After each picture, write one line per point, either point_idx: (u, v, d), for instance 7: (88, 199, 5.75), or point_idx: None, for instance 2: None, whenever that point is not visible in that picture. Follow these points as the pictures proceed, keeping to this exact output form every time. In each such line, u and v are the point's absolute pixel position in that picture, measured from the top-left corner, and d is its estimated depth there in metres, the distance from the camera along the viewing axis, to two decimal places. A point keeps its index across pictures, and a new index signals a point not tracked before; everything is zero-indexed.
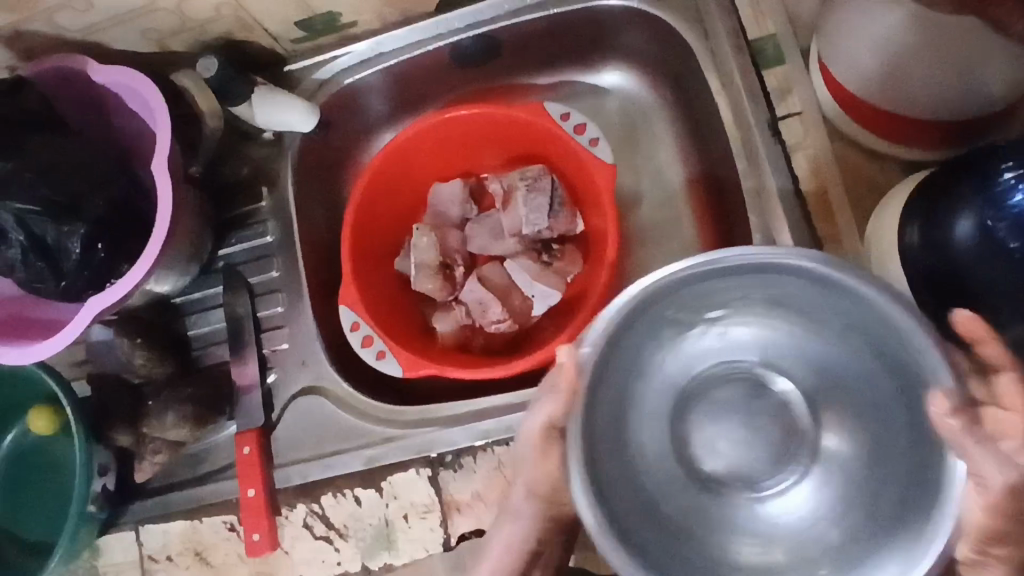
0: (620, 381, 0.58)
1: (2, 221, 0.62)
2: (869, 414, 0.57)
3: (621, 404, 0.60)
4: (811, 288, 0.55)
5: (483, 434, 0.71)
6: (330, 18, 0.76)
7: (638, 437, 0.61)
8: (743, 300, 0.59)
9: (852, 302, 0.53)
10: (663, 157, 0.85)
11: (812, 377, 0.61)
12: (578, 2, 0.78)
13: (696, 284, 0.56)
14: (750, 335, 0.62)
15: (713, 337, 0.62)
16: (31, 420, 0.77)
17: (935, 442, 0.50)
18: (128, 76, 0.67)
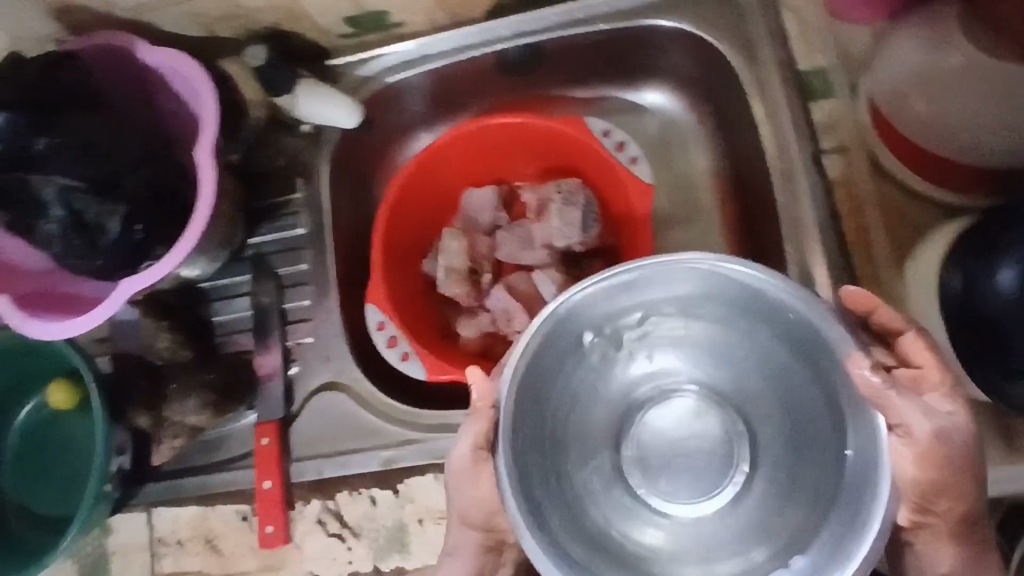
0: (546, 394, 0.62)
1: (42, 195, 0.61)
2: (799, 422, 0.61)
3: (557, 416, 0.63)
4: (718, 302, 0.60)
5: None
6: (380, 17, 0.76)
7: (576, 448, 0.65)
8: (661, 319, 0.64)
9: (763, 310, 0.57)
10: (699, 180, 0.85)
11: (737, 387, 0.65)
12: (627, 19, 0.78)
13: (609, 301, 0.61)
14: (673, 349, 0.67)
15: (640, 358, 0.67)
16: (50, 394, 0.78)
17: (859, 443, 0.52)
18: (178, 60, 0.67)
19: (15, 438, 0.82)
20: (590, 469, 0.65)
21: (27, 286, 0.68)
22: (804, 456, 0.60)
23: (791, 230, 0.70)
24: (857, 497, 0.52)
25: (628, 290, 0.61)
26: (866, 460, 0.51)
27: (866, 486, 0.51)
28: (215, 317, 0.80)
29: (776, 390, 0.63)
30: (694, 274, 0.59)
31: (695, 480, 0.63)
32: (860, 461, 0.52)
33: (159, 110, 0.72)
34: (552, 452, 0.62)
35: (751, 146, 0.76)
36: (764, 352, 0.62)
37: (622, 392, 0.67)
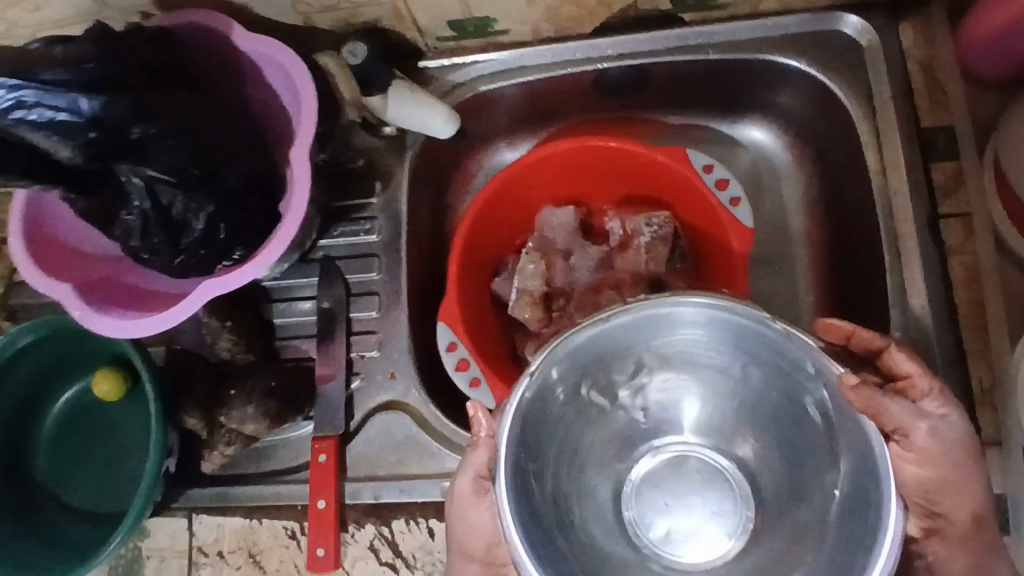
0: (546, 437, 0.61)
1: (128, 185, 0.57)
2: (799, 467, 0.63)
3: (564, 459, 0.64)
4: (717, 348, 0.61)
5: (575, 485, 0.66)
6: (485, 24, 0.72)
7: (578, 485, 0.66)
8: (653, 375, 0.65)
9: (766, 352, 0.58)
10: (791, 224, 0.81)
11: (732, 427, 0.68)
12: (741, 52, 0.73)
13: (604, 350, 0.61)
14: (673, 394, 0.67)
15: (638, 415, 0.69)
16: (94, 382, 0.73)
17: (866, 475, 0.52)
18: (273, 47, 0.62)
19: (52, 425, 0.78)
20: (594, 504, 0.67)
21: (89, 274, 0.64)
22: (801, 499, 0.62)
23: (899, 293, 0.67)
24: (864, 541, 0.52)
25: (626, 336, 0.60)
26: (869, 490, 0.52)
27: (870, 506, 0.51)
28: (277, 317, 0.76)
29: (774, 434, 0.65)
30: (693, 320, 0.58)
31: (695, 514, 0.68)
32: (864, 489, 0.53)
33: (248, 102, 0.67)
34: (556, 491, 0.62)
35: (860, 198, 0.72)
36: (766, 398, 0.63)
37: (620, 433, 0.69)
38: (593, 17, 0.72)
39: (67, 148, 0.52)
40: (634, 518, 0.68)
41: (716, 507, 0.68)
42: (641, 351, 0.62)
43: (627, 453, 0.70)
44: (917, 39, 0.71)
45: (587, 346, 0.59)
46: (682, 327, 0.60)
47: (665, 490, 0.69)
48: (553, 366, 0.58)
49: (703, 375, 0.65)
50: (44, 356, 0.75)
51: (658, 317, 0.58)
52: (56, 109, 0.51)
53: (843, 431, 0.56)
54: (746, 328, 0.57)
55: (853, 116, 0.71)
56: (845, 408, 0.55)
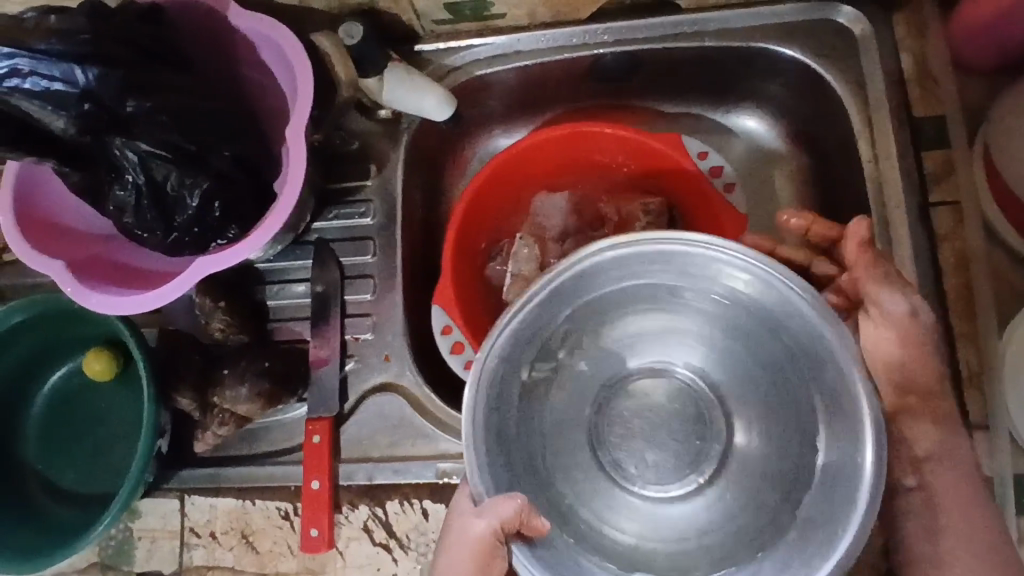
0: (509, 408, 0.58)
1: (121, 159, 0.57)
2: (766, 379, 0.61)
3: (529, 413, 0.61)
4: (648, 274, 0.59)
5: (551, 433, 0.64)
6: (481, 7, 0.72)
7: (548, 445, 0.63)
8: (591, 320, 0.62)
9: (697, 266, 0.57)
10: (783, 211, 0.82)
11: (686, 352, 0.66)
12: (736, 38, 0.73)
13: (534, 314, 0.58)
14: (618, 336, 0.65)
15: (590, 367, 0.66)
16: (85, 362, 0.73)
17: (837, 387, 0.53)
18: (266, 24, 0.62)
19: (42, 405, 0.77)
20: (579, 479, 0.63)
21: (81, 251, 0.64)
22: (781, 452, 0.60)
23: None
24: (847, 476, 0.52)
25: (554, 293, 0.58)
26: (846, 406, 0.53)
27: (845, 413, 0.52)
28: (271, 299, 0.76)
29: (741, 372, 0.63)
30: (629, 266, 0.58)
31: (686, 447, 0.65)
32: (837, 403, 0.53)
33: (243, 80, 0.67)
34: (530, 445, 0.60)
35: (852, 186, 0.73)
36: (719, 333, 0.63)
37: (583, 408, 0.66)
38: (591, 3, 0.72)
39: (60, 118, 0.52)
40: (632, 492, 0.64)
41: (692, 443, 0.65)
42: (586, 313, 0.61)
43: (599, 429, 0.65)
44: (909, 30, 0.72)
45: (514, 318, 0.57)
46: (606, 265, 0.58)
47: (641, 438, 0.66)
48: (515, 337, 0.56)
49: (642, 308, 0.63)
50: (35, 335, 0.75)
51: (597, 273, 0.58)
52: (52, 79, 0.51)
53: (795, 331, 0.56)
54: (680, 260, 0.57)
55: (844, 103, 0.72)
56: (782, 292, 0.55)
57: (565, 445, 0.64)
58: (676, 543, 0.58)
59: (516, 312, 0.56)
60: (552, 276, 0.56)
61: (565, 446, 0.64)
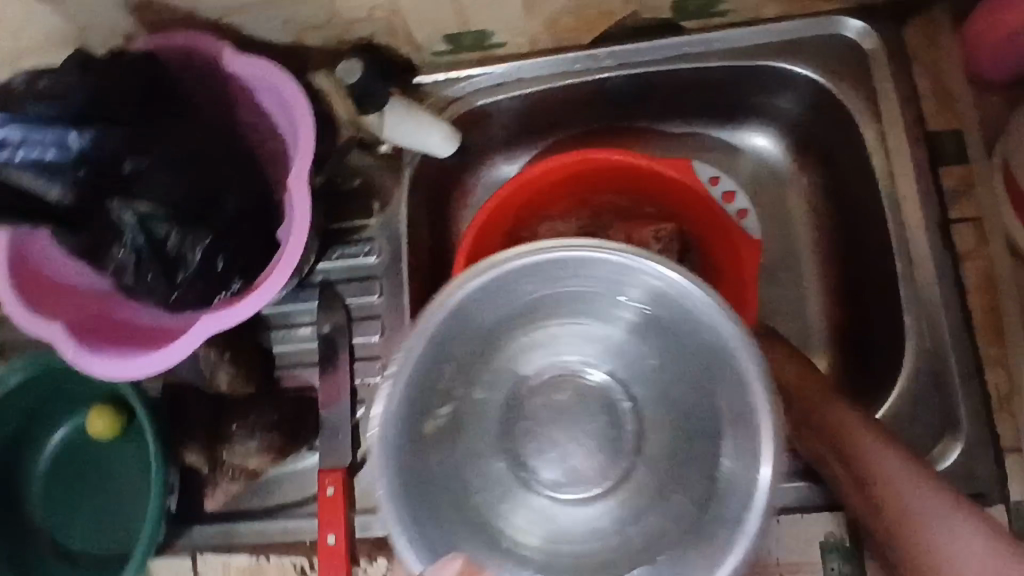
0: (423, 452, 0.57)
1: (119, 220, 0.54)
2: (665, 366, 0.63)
3: (442, 439, 0.60)
4: (523, 291, 0.58)
5: (470, 450, 0.63)
6: (482, 36, 0.70)
7: (463, 468, 0.62)
8: (474, 349, 0.61)
9: (563, 274, 0.57)
10: (796, 230, 0.80)
11: (578, 354, 0.65)
12: (743, 58, 0.71)
13: (428, 363, 0.56)
14: (504, 355, 0.64)
15: (486, 389, 0.64)
16: (88, 420, 0.71)
17: (728, 370, 0.54)
18: (264, 68, 0.60)
19: (45, 463, 0.75)
20: (500, 495, 0.62)
21: (80, 311, 0.62)
22: (693, 437, 0.61)
23: (912, 299, 0.66)
24: (748, 469, 0.52)
25: (441, 343, 0.57)
26: (741, 395, 0.53)
27: (744, 403, 0.53)
28: (275, 346, 0.74)
29: (638, 359, 0.64)
30: (504, 291, 0.57)
31: (603, 444, 0.65)
32: (734, 390, 0.54)
33: (240, 124, 0.65)
34: (445, 472, 0.60)
35: (866, 204, 0.71)
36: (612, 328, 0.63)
37: (490, 424, 0.64)
38: (594, 28, 0.70)
39: (56, 188, 0.51)
40: (555, 498, 0.63)
41: (608, 434, 0.65)
42: (473, 335, 0.59)
43: (512, 443, 0.64)
44: (920, 42, 0.70)
45: (410, 375, 0.55)
46: (479, 298, 0.57)
47: (553, 446, 0.65)
48: (414, 373, 0.55)
49: (524, 322, 0.62)
50: (36, 394, 0.72)
51: (480, 297, 0.57)
52: (43, 147, 0.50)
53: (676, 315, 0.56)
54: (551, 272, 0.57)
55: (856, 119, 0.70)
56: (652, 282, 0.55)
57: (487, 458, 0.64)
58: (613, 556, 0.59)
59: (408, 350, 0.55)
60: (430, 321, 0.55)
61: (485, 460, 0.63)
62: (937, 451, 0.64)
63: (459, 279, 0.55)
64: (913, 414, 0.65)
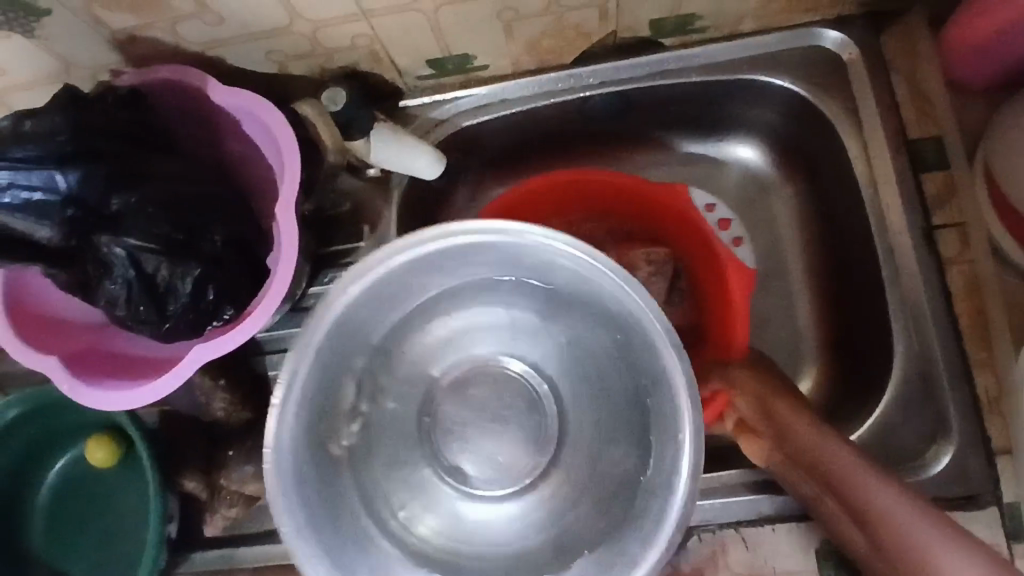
0: (328, 457, 0.57)
1: (110, 256, 0.55)
2: (574, 352, 0.63)
3: (353, 446, 0.60)
4: (415, 282, 0.58)
5: (388, 459, 0.62)
6: (464, 59, 0.71)
7: (374, 471, 0.61)
8: (369, 354, 0.60)
9: (450, 259, 0.57)
10: (784, 238, 0.81)
11: (488, 344, 0.66)
12: (721, 72, 0.72)
13: (321, 368, 0.55)
14: (407, 356, 0.64)
15: (393, 395, 0.64)
16: (88, 450, 0.72)
17: (636, 334, 0.54)
18: (248, 99, 0.61)
19: (48, 493, 0.76)
20: (420, 494, 0.62)
21: (76, 343, 0.63)
22: (610, 421, 0.61)
23: (896, 304, 0.67)
24: (671, 445, 0.52)
25: (332, 349, 0.56)
26: (654, 361, 0.53)
27: (659, 373, 0.52)
28: (271, 370, 0.74)
29: (547, 342, 0.65)
30: (392, 286, 0.57)
31: (527, 434, 0.64)
32: (643, 356, 0.54)
33: (227, 155, 0.66)
34: (358, 477, 0.59)
35: (849, 211, 0.72)
36: (518, 312, 0.63)
37: (404, 427, 0.64)
38: (574, 47, 0.71)
39: (46, 228, 0.52)
40: (480, 498, 0.62)
41: (527, 423, 0.64)
42: (366, 333, 0.59)
43: (426, 445, 0.63)
44: (898, 50, 0.71)
45: (302, 382, 0.54)
46: (364, 298, 0.56)
47: (469, 443, 0.63)
48: (311, 374, 0.55)
49: (421, 316, 0.62)
50: (36, 424, 0.74)
51: (365, 298, 0.56)
52: (31, 188, 0.51)
53: (575, 288, 0.57)
54: (441, 260, 0.57)
55: (837, 128, 0.70)
56: (542, 254, 0.56)
57: (405, 458, 0.63)
58: (545, 552, 0.58)
59: (302, 348, 0.53)
60: (315, 325, 0.54)
61: (405, 459, 0.63)
62: (929, 455, 0.63)
63: (338, 281, 0.54)
64: (902, 419, 0.65)
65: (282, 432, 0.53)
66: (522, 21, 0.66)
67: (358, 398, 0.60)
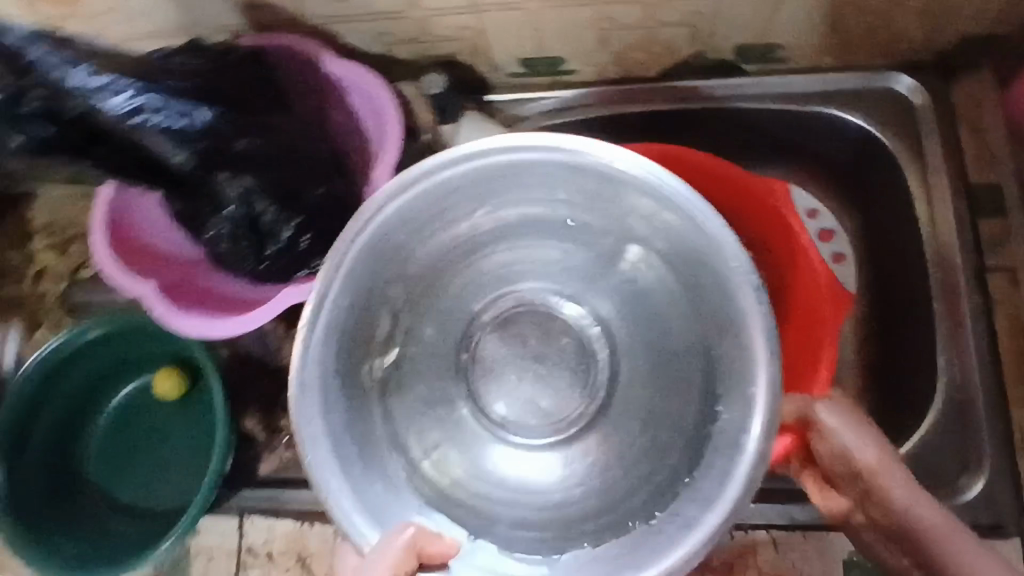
0: (363, 387, 0.60)
1: (226, 193, 0.60)
2: (629, 297, 0.67)
3: (382, 379, 0.62)
4: (465, 206, 0.60)
5: (425, 400, 0.66)
6: (555, 62, 0.76)
7: (405, 401, 0.64)
8: (408, 278, 0.63)
9: (498, 188, 0.59)
10: (834, 267, 0.83)
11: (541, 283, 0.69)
12: (798, 103, 0.76)
13: (362, 282, 0.58)
14: (451, 285, 0.67)
15: (434, 327, 0.68)
16: (157, 380, 0.77)
17: (699, 264, 0.56)
18: (360, 73, 0.67)
19: (107, 420, 0.80)
20: (463, 434, 0.66)
21: (171, 274, 0.68)
22: (663, 367, 0.65)
23: (943, 337, 0.69)
24: (744, 403, 0.52)
25: (374, 264, 0.58)
26: (720, 296, 0.55)
27: (727, 306, 0.54)
28: None
29: (599, 285, 0.68)
30: (442, 211, 0.60)
31: (576, 382, 0.69)
32: (708, 291, 0.56)
33: None
34: (387, 407, 0.62)
35: (903, 245, 0.75)
36: (568, 254, 0.67)
37: (441, 363, 0.68)
38: (659, 63, 0.76)
39: (182, 153, 0.56)
40: (518, 443, 0.66)
41: (573, 371, 0.69)
42: (407, 258, 0.61)
43: (468, 384, 0.68)
44: (965, 99, 0.75)
45: (339, 300, 0.56)
46: (407, 222, 0.58)
47: (508, 384, 0.68)
48: (342, 292, 0.56)
49: (474, 243, 0.65)
50: (109, 352, 0.78)
51: (408, 219, 0.58)
52: (177, 117, 0.55)
53: (635, 220, 0.60)
54: (491, 188, 0.59)
55: (900, 167, 0.74)
56: (596, 183, 0.58)
57: (453, 391, 0.68)
58: (597, 511, 0.60)
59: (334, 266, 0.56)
60: (355, 236, 0.56)
61: (450, 389, 0.68)
62: (961, 482, 0.67)
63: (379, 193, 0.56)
64: (938, 445, 0.68)
65: (307, 352, 0.55)
66: (616, 32, 0.71)
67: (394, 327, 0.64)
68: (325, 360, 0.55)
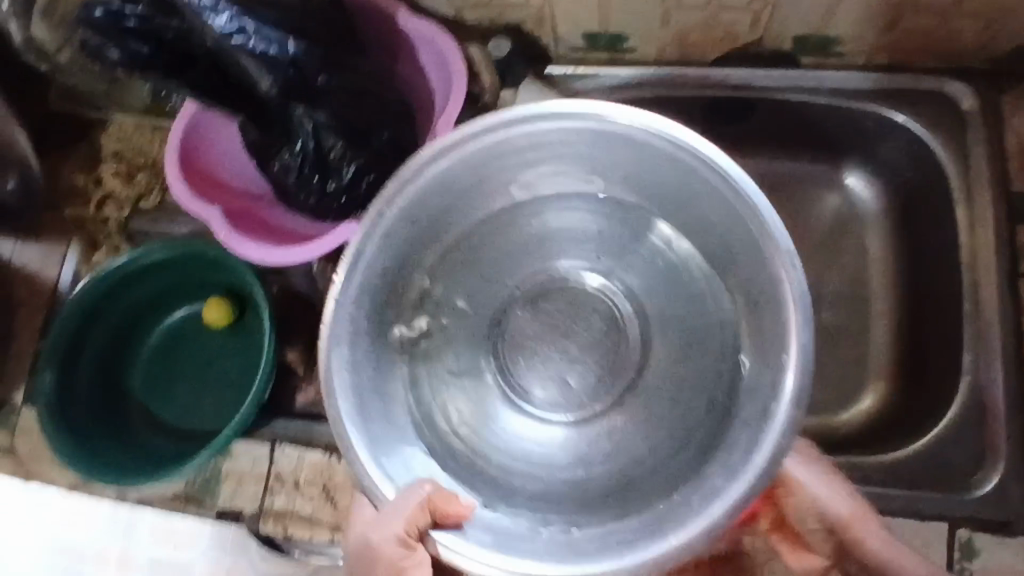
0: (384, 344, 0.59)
1: (299, 124, 0.64)
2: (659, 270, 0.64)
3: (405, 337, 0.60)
4: (507, 166, 0.59)
5: (450, 371, 0.63)
6: (617, 39, 0.79)
7: (433, 371, 0.62)
8: (436, 238, 0.61)
9: (535, 154, 0.58)
10: (871, 267, 0.83)
11: (576, 253, 0.65)
12: (851, 100, 0.78)
13: (394, 238, 0.56)
14: (485, 251, 0.64)
15: (467, 298, 0.65)
16: (208, 307, 0.81)
17: (739, 228, 0.54)
18: (432, 28, 0.69)
19: (156, 342, 0.84)
20: (478, 413, 0.62)
21: (235, 202, 0.72)
22: (699, 346, 0.61)
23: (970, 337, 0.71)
24: (773, 385, 0.50)
25: (410, 219, 0.57)
26: (761, 262, 0.52)
27: (769, 280, 0.52)
28: None
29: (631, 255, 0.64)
30: (484, 171, 0.58)
31: (604, 361, 0.63)
32: (752, 256, 0.53)
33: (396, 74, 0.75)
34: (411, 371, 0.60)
35: (939, 247, 0.76)
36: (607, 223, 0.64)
37: (473, 335, 0.64)
38: (717, 47, 0.78)
39: (268, 78, 0.60)
40: (536, 417, 0.62)
41: (601, 347, 0.64)
42: (446, 219, 0.60)
43: (496, 358, 0.64)
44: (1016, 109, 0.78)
45: (371, 256, 0.55)
46: (446, 179, 0.57)
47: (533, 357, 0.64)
48: (376, 250, 0.55)
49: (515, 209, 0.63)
50: (166, 276, 0.82)
51: (446, 177, 0.57)
52: (270, 43, 0.58)
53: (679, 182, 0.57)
54: (535, 148, 0.57)
55: (945, 170, 0.75)
56: (637, 146, 0.56)
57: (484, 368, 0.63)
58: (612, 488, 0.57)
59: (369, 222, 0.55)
60: (391, 199, 0.55)
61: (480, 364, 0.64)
62: (974, 478, 0.68)
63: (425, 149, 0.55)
64: (954, 441, 0.69)
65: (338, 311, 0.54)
66: (680, 12, 0.73)
67: (423, 293, 0.62)
68: (354, 313, 0.54)
